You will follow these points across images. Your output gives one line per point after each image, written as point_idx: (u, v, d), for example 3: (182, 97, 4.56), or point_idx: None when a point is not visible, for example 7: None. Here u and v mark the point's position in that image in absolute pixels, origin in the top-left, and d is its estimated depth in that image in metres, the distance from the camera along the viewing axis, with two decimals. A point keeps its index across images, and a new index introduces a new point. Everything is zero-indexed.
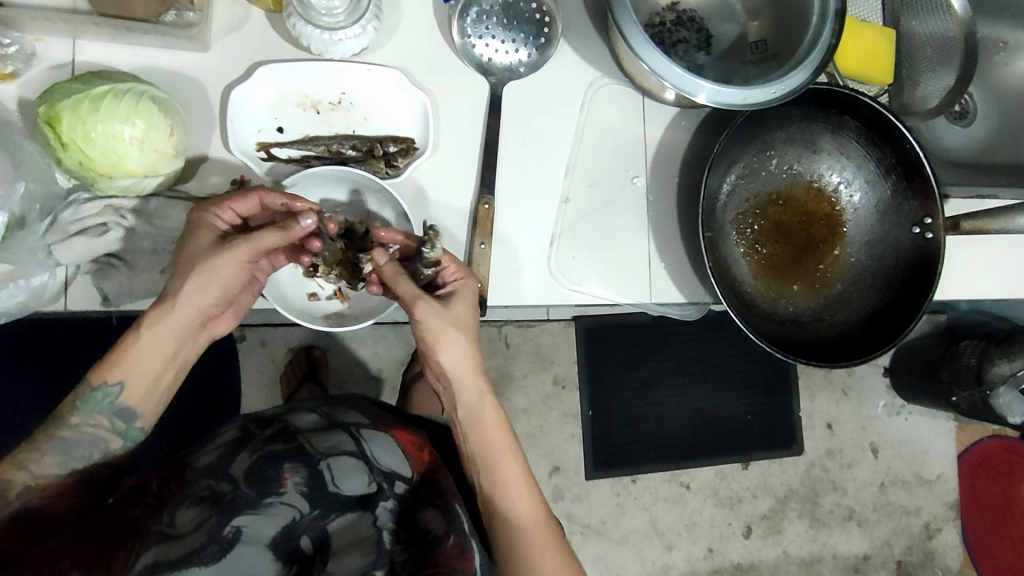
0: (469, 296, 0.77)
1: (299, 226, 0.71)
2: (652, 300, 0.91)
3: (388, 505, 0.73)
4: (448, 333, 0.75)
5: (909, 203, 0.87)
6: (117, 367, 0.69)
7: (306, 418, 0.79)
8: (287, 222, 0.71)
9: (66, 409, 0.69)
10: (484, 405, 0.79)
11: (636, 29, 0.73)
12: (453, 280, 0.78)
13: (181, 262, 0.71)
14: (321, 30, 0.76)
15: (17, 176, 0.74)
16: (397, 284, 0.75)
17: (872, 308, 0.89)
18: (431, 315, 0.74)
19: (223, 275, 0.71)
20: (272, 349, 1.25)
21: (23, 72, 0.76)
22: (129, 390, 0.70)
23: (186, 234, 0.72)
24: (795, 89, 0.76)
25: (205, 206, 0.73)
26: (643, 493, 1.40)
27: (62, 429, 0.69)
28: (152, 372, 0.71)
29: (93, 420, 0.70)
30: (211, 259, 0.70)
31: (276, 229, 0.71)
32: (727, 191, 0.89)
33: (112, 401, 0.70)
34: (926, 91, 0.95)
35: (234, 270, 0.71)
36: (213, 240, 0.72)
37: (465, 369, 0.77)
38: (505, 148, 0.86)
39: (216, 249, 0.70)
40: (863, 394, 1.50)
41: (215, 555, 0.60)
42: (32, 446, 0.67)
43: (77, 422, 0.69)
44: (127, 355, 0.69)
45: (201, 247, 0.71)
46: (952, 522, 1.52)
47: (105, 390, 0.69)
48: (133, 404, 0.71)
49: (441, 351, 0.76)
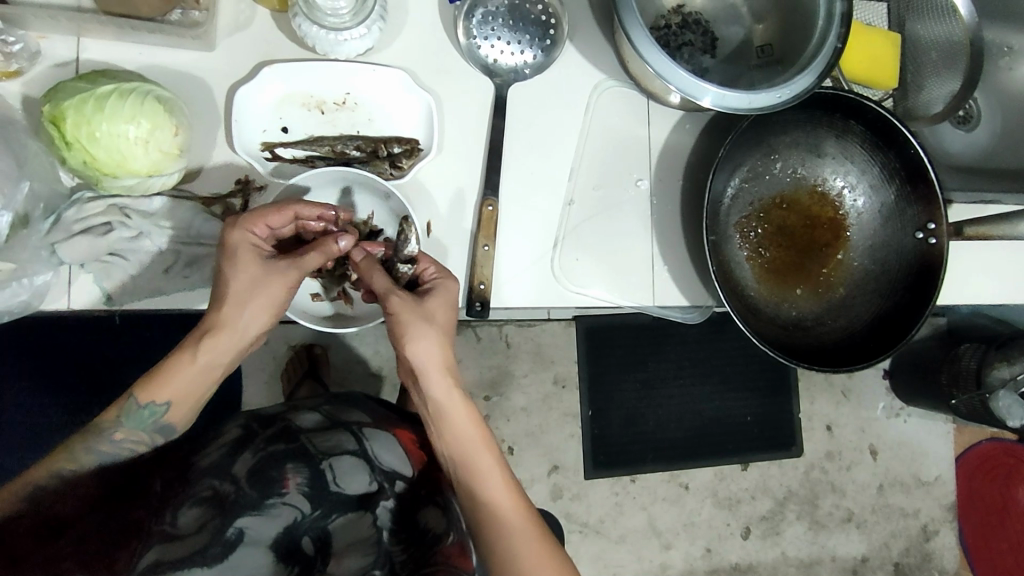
0: (449, 293, 0.76)
1: (336, 245, 0.72)
2: (656, 303, 0.91)
3: (389, 506, 0.73)
4: (422, 330, 0.73)
5: (913, 208, 0.87)
6: (166, 387, 0.67)
7: (309, 417, 0.79)
8: (326, 242, 0.72)
9: (109, 422, 0.67)
10: (454, 397, 0.75)
11: (642, 32, 0.73)
12: (431, 280, 0.77)
13: (232, 288, 0.68)
14: (326, 31, 0.76)
15: (22, 175, 0.73)
16: (373, 277, 0.75)
17: (876, 312, 0.89)
18: (401, 310, 0.73)
19: (276, 300, 0.70)
20: (272, 346, 1.25)
21: (28, 70, 0.76)
22: (174, 411, 0.69)
23: (229, 257, 0.69)
24: (801, 93, 0.76)
25: (244, 226, 0.69)
26: (642, 493, 1.40)
27: (103, 444, 0.67)
28: (198, 391, 0.69)
29: (135, 435, 0.68)
30: (268, 286, 0.69)
31: (317, 249, 0.71)
32: (731, 195, 0.89)
33: (156, 419, 0.68)
34: (929, 97, 0.95)
35: (285, 296, 0.71)
36: (259, 263, 0.69)
37: (435, 366, 0.75)
38: (510, 150, 0.86)
39: (270, 277, 0.69)
40: (862, 396, 1.50)
41: (219, 555, 0.61)
42: (70, 454, 0.65)
43: (120, 437, 0.67)
44: (178, 376, 0.68)
45: (251, 273, 0.69)
46: (949, 524, 1.52)
47: (152, 408, 0.68)
48: (175, 422, 0.70)
49: (410, 344, 0.73)
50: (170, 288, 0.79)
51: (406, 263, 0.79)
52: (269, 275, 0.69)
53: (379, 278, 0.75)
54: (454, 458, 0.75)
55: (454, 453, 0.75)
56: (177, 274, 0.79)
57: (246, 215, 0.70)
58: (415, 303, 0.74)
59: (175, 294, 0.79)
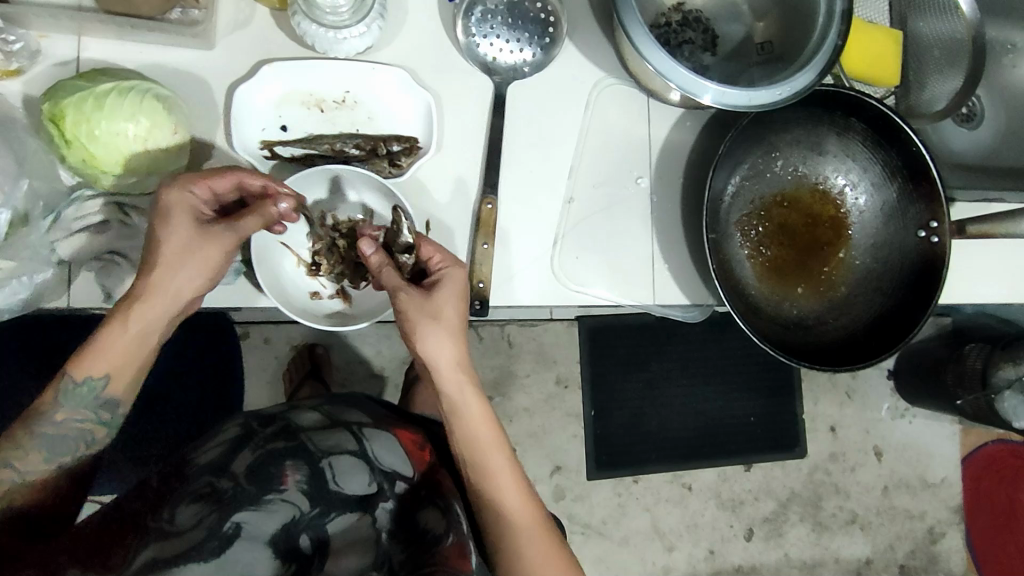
0: (456, 292, 0.76)
1: (274, 209, 0.71)
2: (656, 300, 0.91)
3: (388, 507, 0.73)
4: (429, 328, 0.74)
5: (914, 207, 0.87)
6: (100, 360, 0.68)
7: (307, 414, 0.78)
8: (265, 205, 0.71)
9: (48, 405, 0.68)
10: (464, 394, 0.77)
11: (642, 29, 0.73)
12: (436, 270, 0.77)
13: (166, 248, 0.68)
14: (326, 28, 0.76)
15: (20, 172, 0.74)
16: (382, 274, 0.76)
17: (878, 311, 0.88)
18: (411, 307, 0.74)
19: (211, 264, 0.70)
20: (275, 347, 1.26)
21: (28, 69, 0.76)
22: (114, 383, 0.69)
23: (162, 215, 0.68)
24: (802, 90, 0.76)
25: (183, 186, 0.68)
26: (645, 494, 1.40)
27: (45, 427, 0.68)
28: (135, 360, 0.70)
29: (78, 414, 0.69)
30: (201, 250, 0.69)
31: (254, 213, 0.70)
32: (731, 193, 0.89)
33: (97, 395, 0.69)
34: (932, 94, 0.94)
35: (223, 256, 0.71)
36: (193, 226, 0.69)
37: (447, 362, 0.76)
38: (509, 148, 0.86)
39: (205, 241, 0.69)
40: (867, 398, 1.49)
41: (217, 549, 0.61)
42: (15, 445, 0.66)
43: (62, 419, 0.68)
44: (111, 347, 0.68)
45: (185, 234, 0.69)
46: (955, 526, 1.51)
47: (90, 382, 0.68)
48: (119, 394, 0.70)
49: (423, 341, 0.75)
50: None
51: (406, 252, 0.81)
52: (204, 239, 0.69)
53: (391, 275, 0.75)
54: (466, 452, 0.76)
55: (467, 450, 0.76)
56: None
57: (183, 175, 0.69)
58: (423, 297, 0.74)
59: None
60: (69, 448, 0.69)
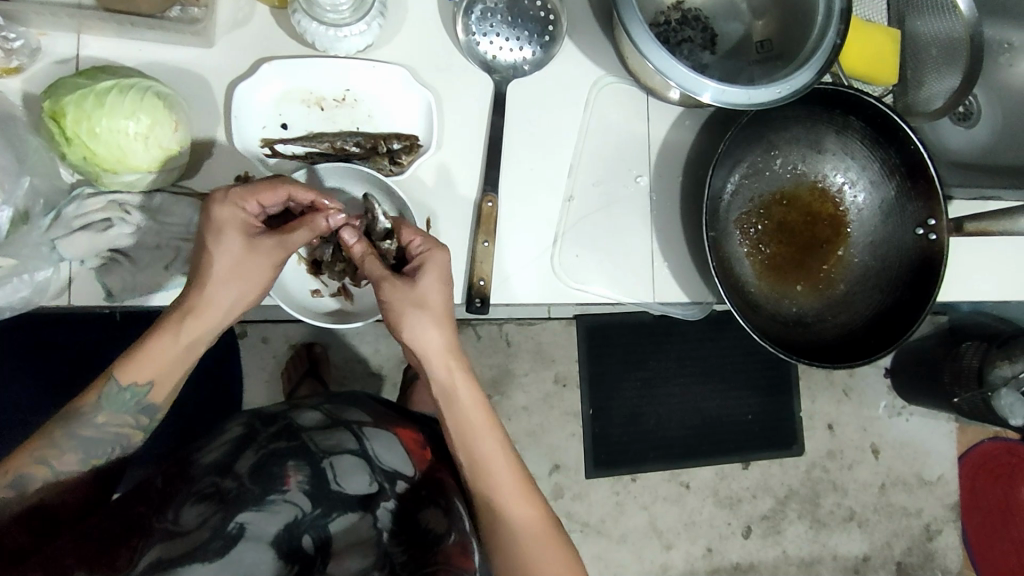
0: (437, 270, 0.75)
1: (324, 222, 0.72)
2: (656, 299, 0.91)
3: (389, 506, 0.72)
4: (416, 319, 0.74)
5: (913, 204, 0.87)
6: (144, 370, 0.68)
7: (309, 415, 0.78)
8: (315, 217, 0.72)
9: (89, 407, 0.68)
10: (455, 376, 0.77)
11: (642, 28, 0.73)
12: (417, 254, 0.75)
13: (218, 261, 0.69)
14: (326, 26, 0.76)
15: (22, 170, 0.74)
16: (365, 264, 0.75)
17: (877, 307, 0.89)
18: (395, 294, 0.74)
19: (261, 277, 0.71)
20: (273, 345, 1.26)
21: (28, 67, 0.76)
22: (157, 390, 0.70)
23: (215, 231, 0.69)
24: (799, 88, 0.76)
25: (234, 201, 0.69)
26: (643, 492, 1.40)
27: (85, 429, 0.68)
28: (178, 371, 0.71)
29: (117, 418, 0.69)
30: (254, 264, 0.70)
31: (304, 226, 0.72)
32: (731, 191, 0.89)
33: (139, 400, 0.70)
34: (929, 93, 0.95)
35: (272, 270, 0.72)
36: (246, 240, 0.70)
37: (436, 351, 0.76)
38: (508, 146, 0.86)
39: (259, 254, 0.70)
40: (864, 396, 1.50)
41: (222, 548, 0.62)
42: (52, 444, 0.66)
43: (102, 421, 0.69)
44: (157, 358, 0.69)
45: (237, 248, 0.69)
46: (952, 523, 1.52)
47: (134, 390, 0.69)
48: (158, 401, 0.71)
49: (411, 329, 0.75)
50: (171, 283, 0.78)
51: (387, 239, 0.81)
52: (257, 254, 0.70)
53: (374, 263, 0.75)
54: (467, 449, 0.76)
55: (467, 448, 0.76)
56: (178, 270, 0.79)
57: (236, 189, 0.70)
58: (407, 287, 0.74)
59: (174, 288, 0.79)
60: (104, 450, 0.70)
